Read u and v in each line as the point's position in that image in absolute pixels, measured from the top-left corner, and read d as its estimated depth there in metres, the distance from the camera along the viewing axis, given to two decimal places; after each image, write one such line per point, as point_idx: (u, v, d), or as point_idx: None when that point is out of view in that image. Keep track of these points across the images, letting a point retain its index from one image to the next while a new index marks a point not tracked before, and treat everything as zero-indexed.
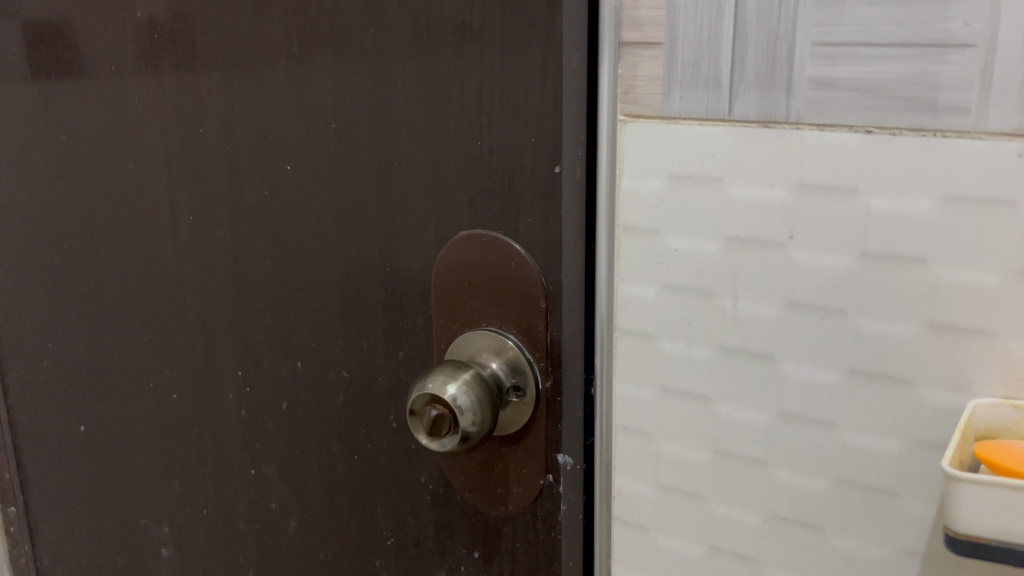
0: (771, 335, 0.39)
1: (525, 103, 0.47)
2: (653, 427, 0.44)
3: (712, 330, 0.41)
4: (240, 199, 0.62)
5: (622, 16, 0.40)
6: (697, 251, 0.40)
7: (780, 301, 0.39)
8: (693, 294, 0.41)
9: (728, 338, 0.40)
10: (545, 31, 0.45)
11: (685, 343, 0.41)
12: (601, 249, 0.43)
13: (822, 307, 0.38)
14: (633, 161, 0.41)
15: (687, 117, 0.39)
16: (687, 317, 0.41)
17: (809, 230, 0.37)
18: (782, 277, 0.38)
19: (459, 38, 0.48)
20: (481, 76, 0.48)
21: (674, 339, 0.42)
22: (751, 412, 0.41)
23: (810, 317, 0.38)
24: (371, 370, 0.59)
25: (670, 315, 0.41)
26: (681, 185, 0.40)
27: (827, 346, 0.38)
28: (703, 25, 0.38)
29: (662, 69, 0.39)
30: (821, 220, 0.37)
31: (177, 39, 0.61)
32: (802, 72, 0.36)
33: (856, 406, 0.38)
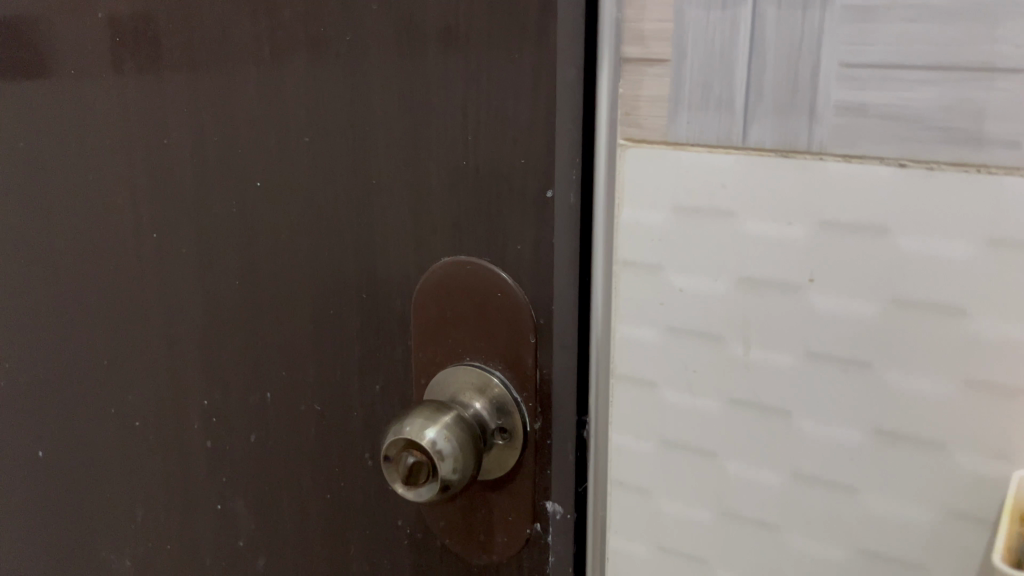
0: (787, 387, 0.35)
1: (513, 118, 0.42)
2: (652, 483, 0.39)
3: (721, 380, 0.36)
4: (207, 214, 0.57)
5: (624, 29, 0.36)
6: (705, 291, 0.36)
7: (797, 350, 0.35)
8: (700, 338, 0.36)
9: (738, 389, 0.36)
10: (534, 40, 0.40)
11: (689, 393, 0.37)
12: (597, 287, 0.38)
13: (846, 358, 0.34)
14: (634, 190, 0.37)
15: (696, 143, 0.35)
16: (693, 364, 0.37)
17: (832, 272, 0.33)
18: (800, 323, 0.34)
19: (442, 47, 0.43)
20: (466, 88, 0.43)
21: (677, 387, 0.37)
22: (763, 471, 0.37)
23: (832, 369, 0.34)
24: (346, 403, 0.54)
25: (673, 361, 0.37)
26: (687, 218, 0.36)
27: (850, 402, 0.34)
28: (715, 40, 0.34)
29: (667, 88, 0.35)
30: (845, 261, 0.33)
31: (141, 41, 0.57)
32: (827, 96, 0.32)
33: (882, 469, 0.34)
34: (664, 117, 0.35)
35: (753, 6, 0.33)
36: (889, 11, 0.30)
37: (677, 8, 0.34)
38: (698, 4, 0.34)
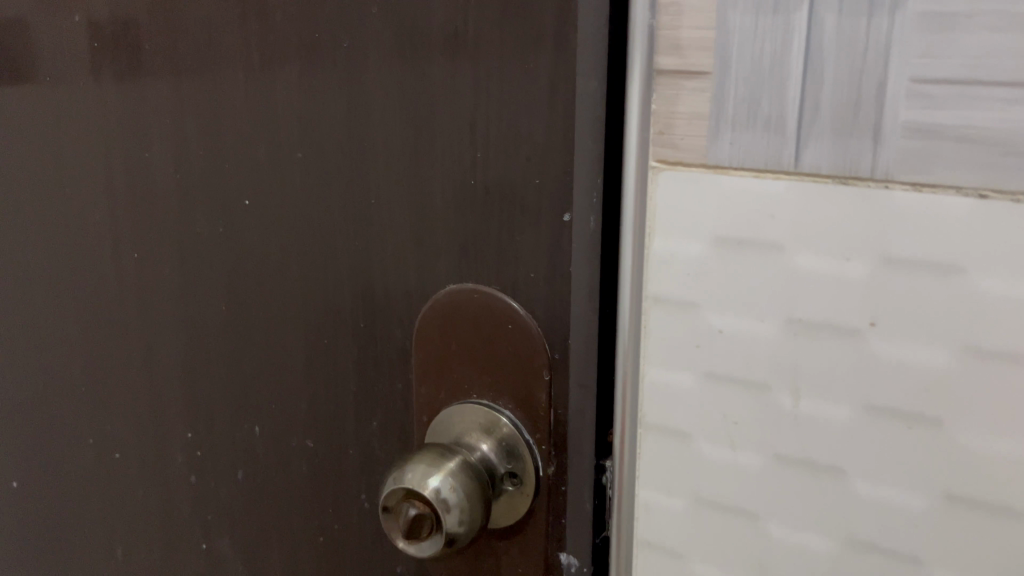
0: (841, 443, 0.31)
1: (527, 134, 0.38)
2: (684, 546, 0.35)
3: (765, 434, 0.32)
4: (192, 233, 0.53)
5: (658, 38, 0.31)
6: (749, 333, 0.32)
7: (854, 403, 0.31)
8: (742, 387, 0.32)
9: (785, 444, 0.32)
10: (552, 48, 0.36)
11: (729, 447, 0.33)
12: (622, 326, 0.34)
13: (911, 414, 0.30)
14: (667, 219, 0.33)
15: (740, 167, 0.31)
16: (733, 415, 0.33)
17: (897, 315, 0.29)
18: (859, 373, 0.30)
19: (448, 55, 0.39)
20: (475, 100, 0.39)
21: (715, 441, 0.33)
22: (812, 538, 0.33)
23: (895, 424, 0.30)
24: (341, 440, 0.50)
25: (711, 411, 0.33)
26: (729, 251, 0.31)
27: (915, 463, 0.30)
28: (765, 51, 0.30)
29: (707, 104, 0.31)
30: (914, 304, 0.29)
31: (121, 47, 0.53)
32: (895, 115, 0.28)
33: (950, 539, 0.30)
34: (704, 137, 0.31)
35: (809, 11, 0.28)
36: (970, 19, 0.26)
37: (721, 14, 0.30)
38: (745, 9, 0.30)
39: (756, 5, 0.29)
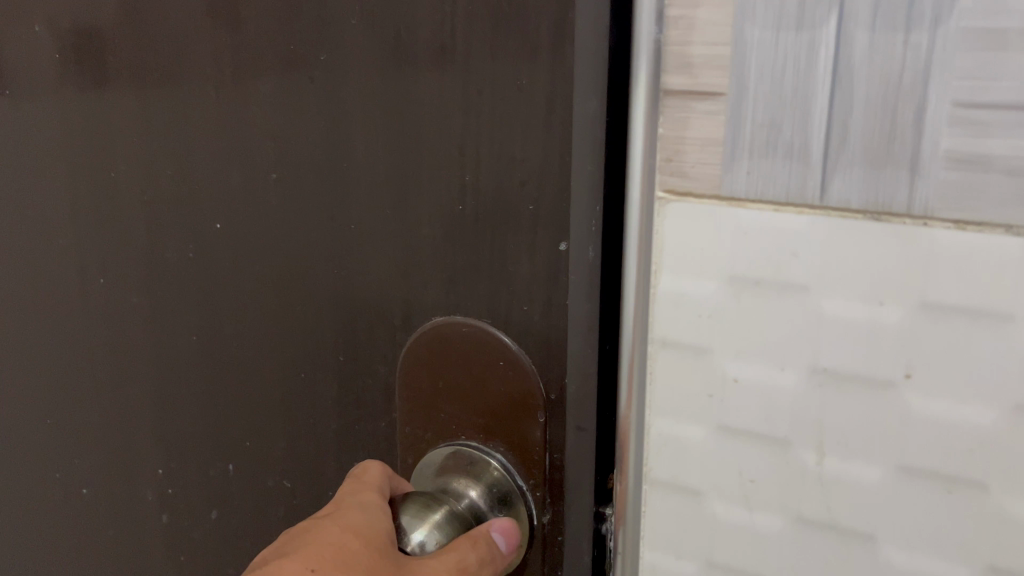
0: (870, 505, 0.28)
1: (523, 157, 0.34)
2: None
3: (784, 494, 0.30)
4: (162, 256, 0.50)
5: (665, 55, 0.28)
6: (768, 384, 0.29)
7: (885, 463, 0.28)
8: (760, 443, 0.30)
9: (807, 506, 0.29)
10: (547, 65, 0.33)
11: (744, 508, 0.31)
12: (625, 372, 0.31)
13: (949, 476, 0.27)
14: (676, 255, 0.30)
15: (759, 200, 0.28)
16: (750, 472, 0.30)
17: (935, 368, 0.26)
18: (891, 431, 0.27)
19: (435, 71, 0.36)
20: (464, 119, 0.36)
21: (729, 500, 0.31)
22: None
23: (931, 486, 0.27)
24: (321, 481, 0.46)
25: (725, 467, 0.31)
26: (746, 292, 0.28)
27: (953, 530, 0.27)
28: (787, 70, 0.26)
29: (721, 128, 0.28)
30: (955, 355, 0.26)
31: (85, 59, 0.49)
32: (934, 144, 0.25)
33: None
34: (717, 166, 0.28)
35: (838, 26, 0.25)
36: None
37: (737, 29, 0.27)
38: (764, 23, 0.26)
39: (777, 18, 0.26)
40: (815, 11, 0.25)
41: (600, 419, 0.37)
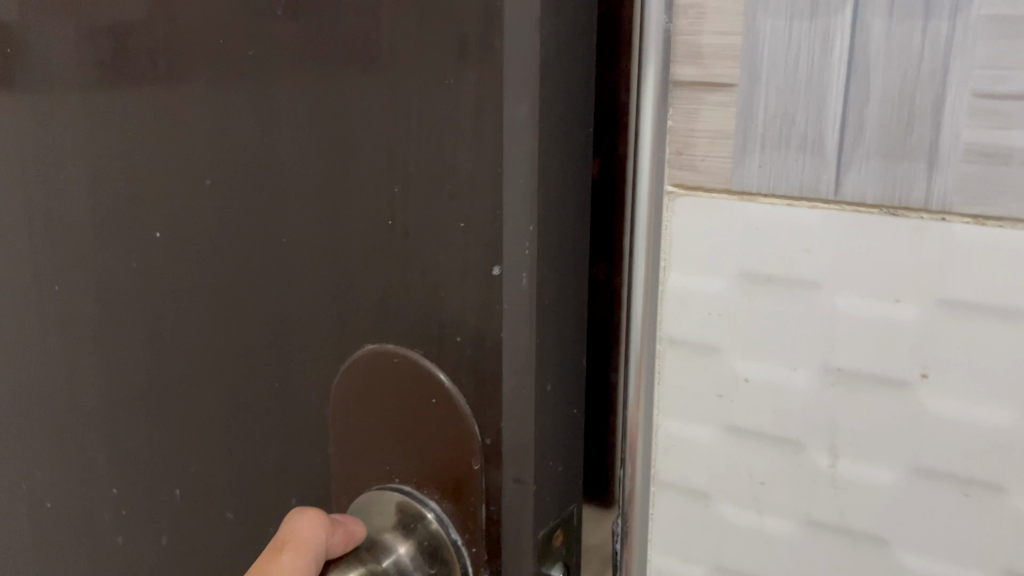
0: (884, 508, 0.28)
1: (454, 164, 0.28)
2: None
3: (796, 496, 0.29)
4: (99, 268, 0.44)
5: (675, 45, 0.27)
6: (780, 383, 0.28)
7: (900, 465, 0.27)
8: (772, 444, 0.29)
9: (819, 510, 0.29)
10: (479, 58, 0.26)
11: (755, 511, 0.30)
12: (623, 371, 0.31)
13: (968, 479, 0.26)
14: (685, 251, 0.29)
15: (772, 193, 0.27)
16: (760, 474, 0.29)
17: (952, 367, 0.26)
18: (907, 431, 0.27)
19: (361, 63, 0.30)
20: (394, 119, 0.29)
21: (739, 503, 0.30)
22: None
23: (949, 491, 0.27)
24: (259, 527, 0.40)
25: (735, 468, 0.30)
26: (756, 288, 0.28)
27: (971, 534, 0.27)
28: (799, 60, 0.26)
29: (733, 121, 0.27)
30: (975, 353, 0.25)
31: (18, 49, 0.44)
32: (953, 135, 0.24)
33: None
34: (729, 159, 0.28)
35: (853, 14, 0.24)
36: None
37: (750, 17, 0.26)
38: (777, 12, 0.26)
39: (790, 7, 0.25)
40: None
41: (545, 472, 0.30)
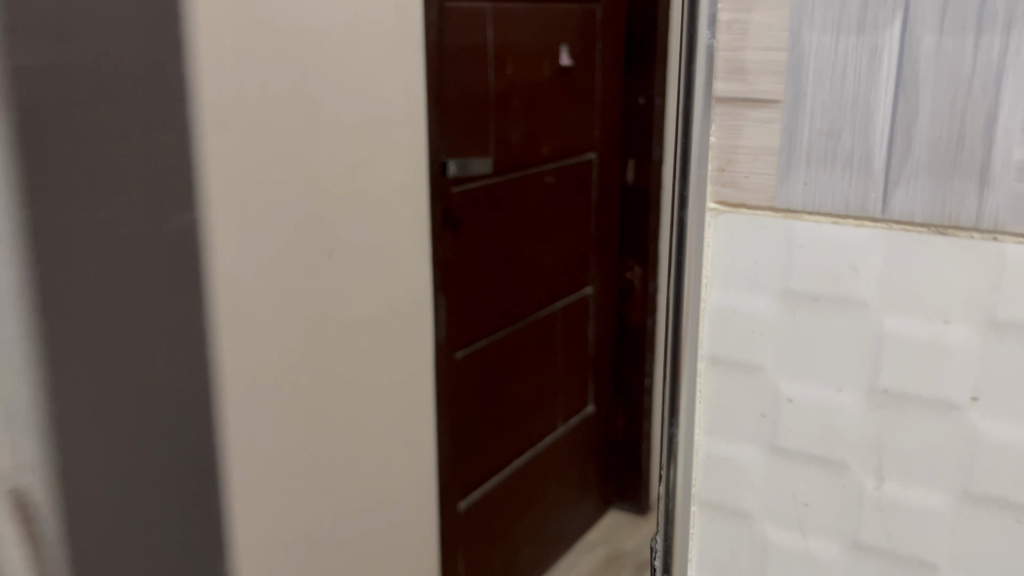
0: (916, 480, 0.46)
1: None
2: (770, 529, 0.51)
3: (856, 471, 0.47)
4: None
5: (728, 60, 0.46)
6: (846, 387, 0.46)
7: (931, 457, 0.45)
8: (839, 436, 0.47)
9: (867, 488, 0.47)
10: None
11: (819, 477, 0.48)
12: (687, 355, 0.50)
13: (982, 471, 0.44)
14: (783, 279, 0.47)
15: (824, 196, 0.45)
16: (830, 453, 0.48)
17: (980, 389, 0.43)
18: (935, 425, 0.44)
19: None
20: None
21: (819, 469, 0.48)
22: (883, 544, 0.48)
23: (979, 478, 0.44)
24: None
25: (815, 441, 0.48)
26: (831, 307, 0.46)
27: (999, 485, 0.44)
28: (844, 69, 0.43)
29: (780, 134, 0.45)
30: (988, 375, 0.43)
31: None
32: (996, 150, 0.40)
33: (984, 547, 0.45)
34: (780, 164, 0.46)
35: (894, 34, 0.41)
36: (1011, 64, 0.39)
37: (807, 35, 0.43)
38: (824, 32, 0.43)
39: (840, 32, 0.42)
40: (873, 23, 0.41)
41: None
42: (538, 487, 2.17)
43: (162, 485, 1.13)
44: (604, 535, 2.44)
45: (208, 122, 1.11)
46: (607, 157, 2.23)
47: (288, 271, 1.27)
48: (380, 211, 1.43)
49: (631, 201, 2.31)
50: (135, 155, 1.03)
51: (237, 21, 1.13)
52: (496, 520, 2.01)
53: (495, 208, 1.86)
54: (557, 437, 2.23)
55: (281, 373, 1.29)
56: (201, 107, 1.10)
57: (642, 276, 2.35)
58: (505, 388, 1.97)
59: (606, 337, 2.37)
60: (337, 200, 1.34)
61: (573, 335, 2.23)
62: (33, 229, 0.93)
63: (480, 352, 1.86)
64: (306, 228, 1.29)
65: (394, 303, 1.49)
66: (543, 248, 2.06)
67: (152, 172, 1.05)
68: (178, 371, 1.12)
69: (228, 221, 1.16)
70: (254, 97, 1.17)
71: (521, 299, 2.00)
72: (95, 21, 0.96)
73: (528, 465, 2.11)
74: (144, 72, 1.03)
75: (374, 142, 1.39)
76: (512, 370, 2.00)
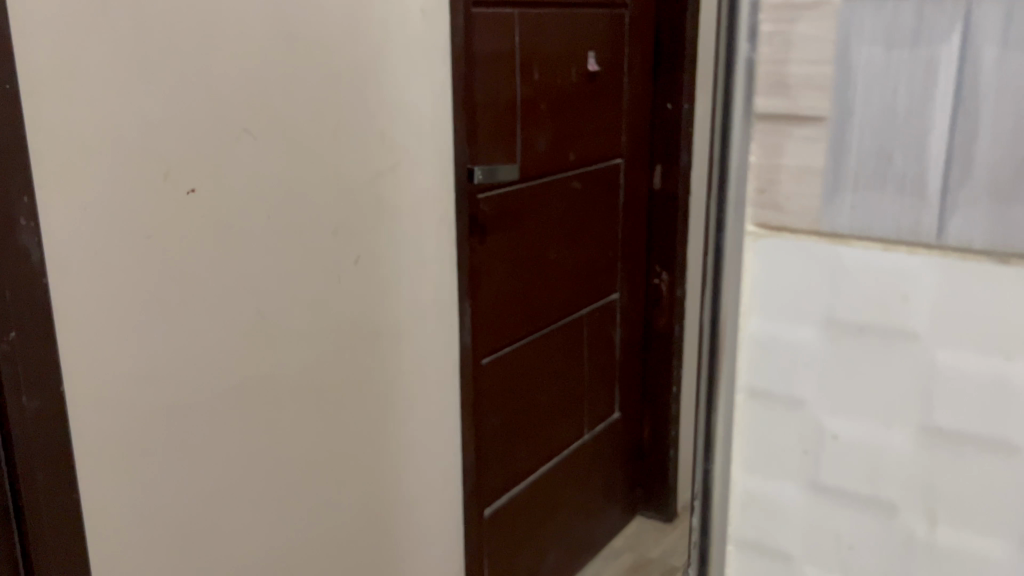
0: (969, 520, 0.46)
1: None
2: (816, 553, 0.52)
3: (906, 506, 0.48)
4: None
5: (770, 77, 0.46)
6: (898, 423, 0.47)
7: (985, 497, 0.46)
8: (889, 471, 0.48)
9: (917, 524, 0.48)
10: None
11: (868, 512, 0.49)
12: (722, 388, 0.51)
13: None
14: (833, 310, 0.47)
15: (873, 221, 0.45)
16: (879, 486, 0.48)
17: None
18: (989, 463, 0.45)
19: None
20: None
21: (869, 502, 0.49)
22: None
23: None
24: None
25: (864, 472, 0.49)
26: (884, 340, 0.46)
27: None
28: (891, 85, 0.43)
29: (824, 154, 0.45)
30: None
31: None
32: None
33: None
34: (826, 185, 0.46)
35: (952, 49, 0.41)
36: None
37: (858, 49, 0.43)
38: (872, 48, 0.43)
39: (893, 47, 0.42)
40: (930, 38, 0.41)
41: None
42: (563, 494, 2.15)
43: (186, 489, 1.14)
44: (629, 542, 2.42)
45: (236, 130, 1.12)
46: (634, 162, 2.21)
47: (315, 279, 1.27)
48: (409, 217, 1.42)
49: (659, 206, 2.28)
50: (165, 162, 1.04)
51: (266, 29, 1.14)
52: (521, 527, 1.99)
53: (521, 214, 1.85)
54: (583, 443, 2.20)
55: (309, 379, 1.29)
56: (229, 114, 1.11)
57: (670, 282, 2.32)
58: (530, 395, 1.96)
59: (633, 343, 2.34)
60: (366, 206, 1.33)
61: (598, 340, 2.20)
62: (62, 236, 0.94)
63: (505, 358, 1.85)
64: (335, 236, 1.29)
65: (423, 309, 1.49)
66: (569, 253, 2.04)
67: (180, 179, 1.06)
68: (202, 376, 1.14)
69: (255, 228, 1.17)
70: (282, 104, 1.17)
71: (547, 305, 1.98)
72: (130, 30, 0.98)
73: (553, 472, 2.09)
74: (176, 79, 1.04)
75: (403, 148, 1.38)
76: (538, 375, 1.98)
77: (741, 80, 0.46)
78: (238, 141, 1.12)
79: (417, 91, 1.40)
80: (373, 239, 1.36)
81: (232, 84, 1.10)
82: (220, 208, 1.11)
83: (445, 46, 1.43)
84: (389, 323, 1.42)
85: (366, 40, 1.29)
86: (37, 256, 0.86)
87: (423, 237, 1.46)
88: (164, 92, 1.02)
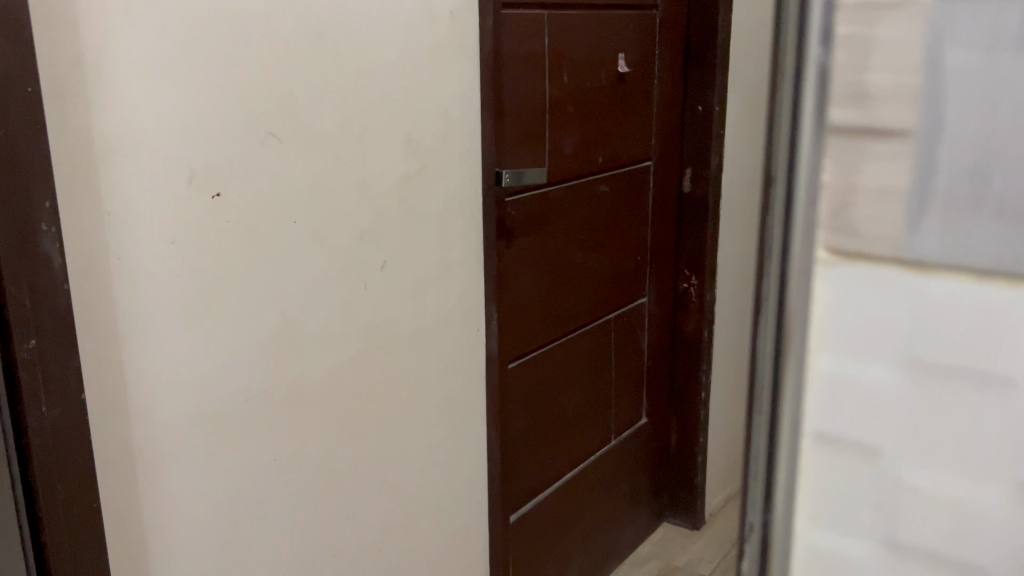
0: None
1: None
2: None
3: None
4: None
5: (847, 81, 0.36)
6: (992, 491, 0.38)
7: None
8: (977, 553, 0.39)
9: None
10: None
11: None
12: (786, 434, 0.40)
13: None
14: (913, 352, 0.38)
15: (967, 250, 0.36)
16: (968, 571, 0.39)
17: None
18: None
19: None
20: None
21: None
22: None
23: None
24: None
25: (950, 551, 0.39)
26: (978, 391, 0.37)
27: None
28: (995, 94, 0.34)
29: (906, 172, 0.36)
30: None
31: None
32: None
33: None
34: (909, 212, 0.37)
35: None
36: None
37: (945, 54, 0.34)
38: (967, 50, 0.34)
39: (991, 45, 0.34)
40: None
41: None
42: (587, 501, 2.11)
43: (212, 495, 1.13)
44: (655, 549, 2.37)
45: (262, 133, 1.11)
46: (663, 165, 2.17)
47: (340, 283, 1.25)
48: (435, 221, 1.40)
49: (689, 209, 2.23)
50: (191, 167, 1.03)
51: (293, 31, 1.12)
52: (545, 534, 1.95)
53: (547, 217, 1.82)
54: (608, 450, 2.16)
55: (334, 386, 1.28)
56: (254, 118, 1.09)
57: (699, 288, 2.26)
58: (555, 401, 1.92)
59: (660, 348, 2.30)
60: (391, 210, 1.32)
61: (626, 345, 2.16)
62: (90, 241, 0.94)
63: (531, 363, 1.82)
64: (360, 240, 1.27)
65: (450, 314, 1.46)
66: (596, 256, 2.00)
67: (206, 183, 1.05)
68: (227, 382, 1.12)
69: (280, 232, 1.15)
70: (307, 107, 1.16)
71: (574, 309, 1.95)
72: (155, 33, 0.97)
73: (577, 478, 2.05)
74: (201, 82, 1.02)
75: (430, 151, 1.37)
76: (564, 380, 1.94)
77: (806, 84, 0.36)
78: (264, 145, 1.11)
79: (445, 93, 1.37)
80: (400, 243, 1.34)
81: (257, 88, 1.09)
82: (245, 212, 1.10)
83: (474, 48, 1.41)
84: (416, 329, 1.40)
85: (394, 41, 1.27)
86: (58, 263, 0.84)
87: (450, 240, 1.44)
88: (189, 95, 1.01)
